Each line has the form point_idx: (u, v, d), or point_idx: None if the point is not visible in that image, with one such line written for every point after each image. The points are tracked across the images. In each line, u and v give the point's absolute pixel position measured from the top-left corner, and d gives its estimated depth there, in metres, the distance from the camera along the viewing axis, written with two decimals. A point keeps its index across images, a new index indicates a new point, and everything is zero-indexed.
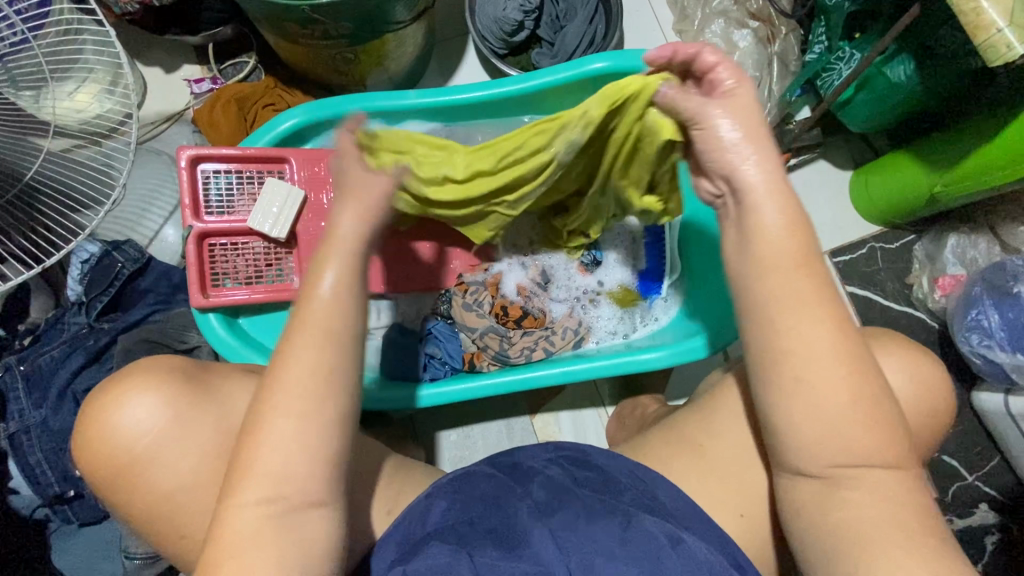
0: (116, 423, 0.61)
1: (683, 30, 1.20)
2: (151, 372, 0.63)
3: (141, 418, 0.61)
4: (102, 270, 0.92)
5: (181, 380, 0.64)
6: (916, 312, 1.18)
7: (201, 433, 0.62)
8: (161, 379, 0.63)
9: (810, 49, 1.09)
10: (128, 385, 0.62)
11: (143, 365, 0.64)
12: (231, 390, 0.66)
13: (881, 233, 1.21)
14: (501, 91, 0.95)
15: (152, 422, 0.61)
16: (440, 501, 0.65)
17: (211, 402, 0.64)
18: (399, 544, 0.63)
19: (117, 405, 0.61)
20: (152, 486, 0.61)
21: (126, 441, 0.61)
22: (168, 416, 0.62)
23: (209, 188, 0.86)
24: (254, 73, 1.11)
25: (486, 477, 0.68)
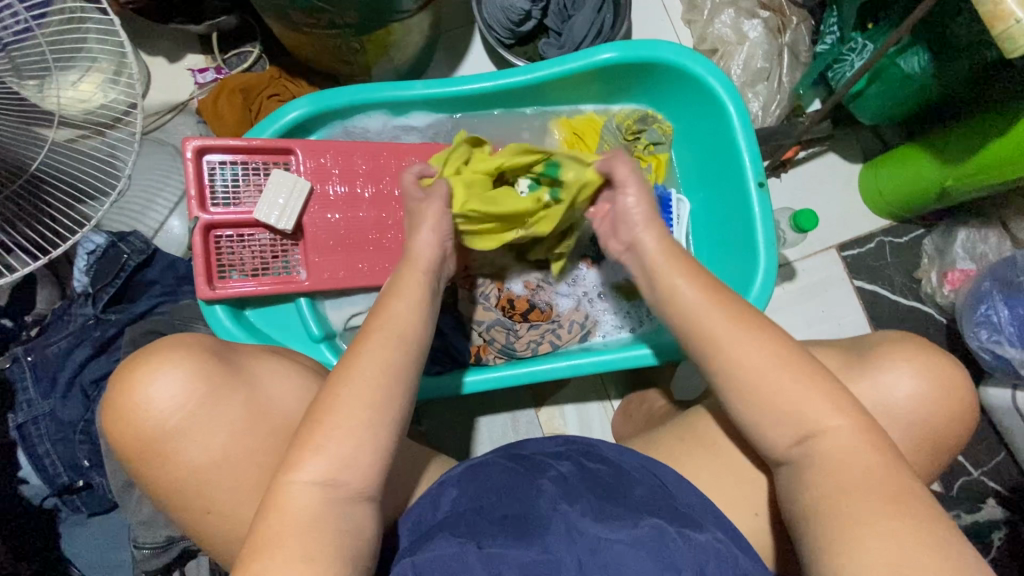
0: (145, 400, 0.60)
1: (692, 20, 1.18)
2: (180, 346, 0.63)
3: (167, 393, 0.60)
4: (108, 261, 0.91)
5: (210, 356, 0.63)
6: (924, 307, 1.18)
7: (228, 413, 0.62)
8: (189, 355, 0.62)
9: (821, 40, 1.06)
10: (158, 358, 0.61)
11: (170, 340, 0.63)
12: (260, 370, 0.65)
13: (891, 226, 1.20)
14: (508, 81, 0.94)
15: (179, 398, 0.60)
16: (451, 492, 0.66)
17: (240, 382, 0.63)
18: (408, 537, 0.63)
19: (146, 381, 0.60)
20: (182, 462, 0.61)
21: (151, 415, 0.60)
22: (194, 393, 0.61)
23: (215, 180, 0.85)
24: (259, 62, 1.11)
25: (502, 468, 0.68)
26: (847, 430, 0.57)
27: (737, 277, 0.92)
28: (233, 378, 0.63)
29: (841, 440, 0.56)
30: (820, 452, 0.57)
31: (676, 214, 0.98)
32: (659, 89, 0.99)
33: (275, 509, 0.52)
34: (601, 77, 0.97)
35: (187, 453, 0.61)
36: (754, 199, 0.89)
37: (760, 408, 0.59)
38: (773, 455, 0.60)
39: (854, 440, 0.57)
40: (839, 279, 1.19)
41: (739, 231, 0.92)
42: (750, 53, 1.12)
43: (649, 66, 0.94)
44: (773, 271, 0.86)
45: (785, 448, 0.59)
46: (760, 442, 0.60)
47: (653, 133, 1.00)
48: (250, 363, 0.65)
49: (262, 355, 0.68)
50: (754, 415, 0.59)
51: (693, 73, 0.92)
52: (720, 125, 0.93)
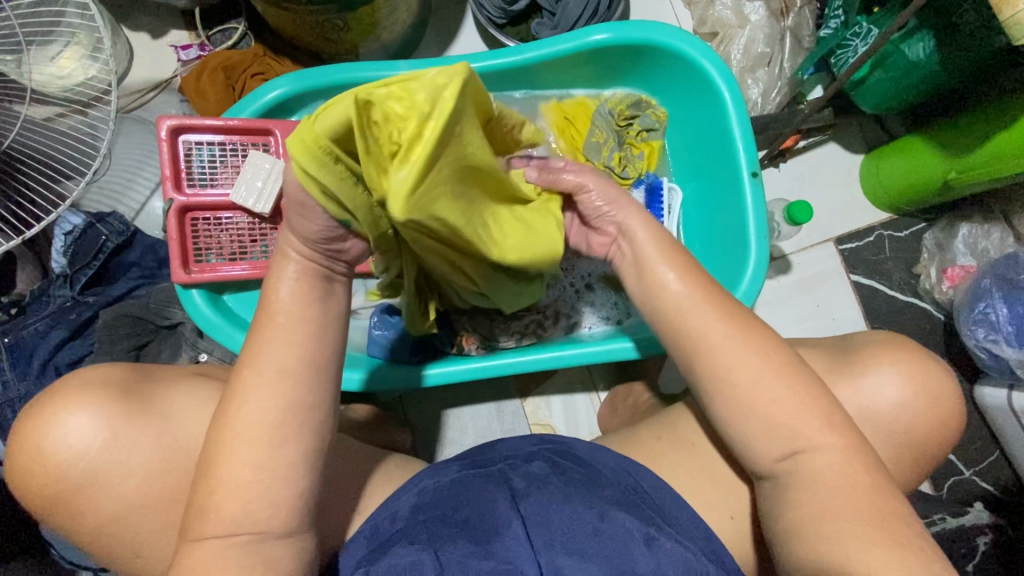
0: (44, 453, 0.58)
1: (692, 1, 1.14)
2: (87, 385, 0.61)
3: (75, 434, 0.59)
4: (87, 242, 0.90)
5: (120, 393, 0.62)
6: (922, 304, 1.15)
7: (135, 453, 0.60)
8: (96, 393, 0.61)
9: (826, 24, 1.05)
10: (63, 399, 0.60)
11: (54, 389, 0.62)
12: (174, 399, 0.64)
13: (890, 220, 1.17)
14: (496, 62, 0.91)
15: (88, 438, 0.59)
16: (409, 497, 0.66)
17: (148, 414, 0.62)
18: (368, 541, 0.63)
19: (40, 434, 0.59)
20: (95, 511, 0.59)
21: (60, 458, 0.58)
22: (107, 431, 0.59)
23: (192, 161, 0.83)
24: (243, 40, 1.08)
25: (460, 474, 0.68)
26: (820, 447, 0.55)
27: (726, 269, 0.89)
28: (144, 414, 0.62)
29: (817, 456, 0.55)
30: (808, 463, 0.55)
31: (667, 204, 0.96)
32: (651, 74, 0.95)
33: (223, 510, 0.51)
34: (593, 60, 0.93)
35: (108, 493, 0.59)
36: (747, 189, 0.86)
37: (732, 409, 0.57)
38: (749, 457, 0.58)
39: (824, 449, 0.55)
40: (835, 273, 1.16)
41: (734, 221, 0.88)
42: (752, 36, 1.08)
43: (642, 49, 0.91)
44: (764, 265, 0.83)
45: (758, 452, 0.57)
46: (733, 442, 0.59)
47: (647, 118, 0.97)
48: (158, 392, 0.64)
49: (173, 379, 0.67)
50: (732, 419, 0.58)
51: (686, 56, 0.89)
52: (713, 112, 0.90)
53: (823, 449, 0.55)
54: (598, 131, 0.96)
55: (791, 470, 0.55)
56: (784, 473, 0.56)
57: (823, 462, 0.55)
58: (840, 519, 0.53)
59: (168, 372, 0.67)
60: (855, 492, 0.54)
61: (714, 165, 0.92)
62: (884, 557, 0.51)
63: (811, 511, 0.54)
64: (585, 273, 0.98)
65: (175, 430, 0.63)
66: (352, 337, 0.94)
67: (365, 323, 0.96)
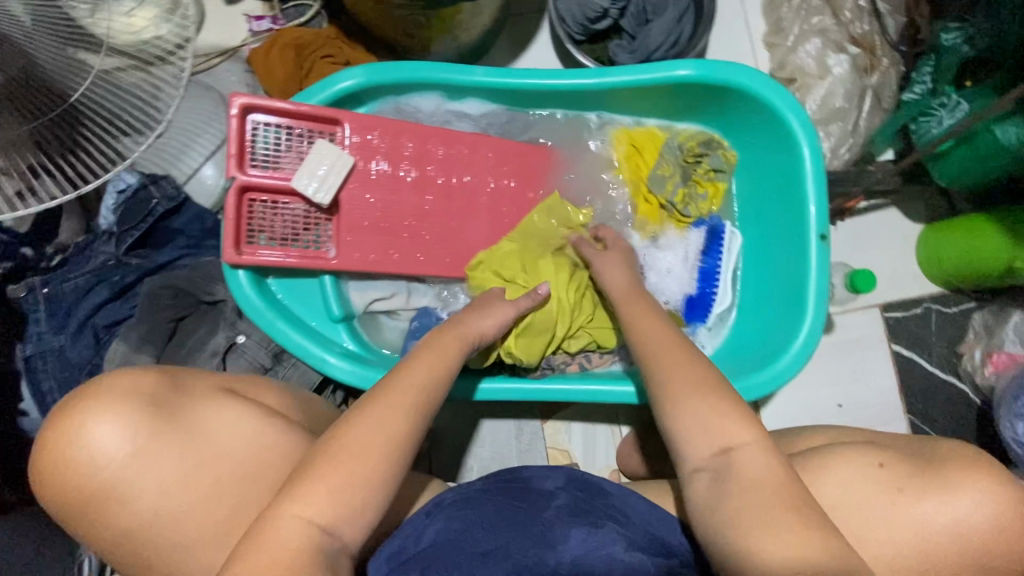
0: (73, 457, 0.59)
1: (774, 43, 1.12)
2: (118, 388, 0.62)
3: (106, 444, 0.59)
4: (137, 203, 0.90)
5: (147, 402, 0.62)
6: (959, 384, 1.13)
7: (160, 468, 0.60)
8: (122, 400, 0.61)
9: (911, 88, 1.02)
10: (79, 415, 0.59)
11: (90, 391, 0.62)
12: (200, 419, 0.64)
13: (941, 294, 1.14)
14: (573, 81, 0.89)
15: (118, 445, 0.59)
16: (438, 521, 0.65)
17: (177, 433, 0.62)
18: (387, 562, 0.62)
19: (70, 441, 0.59)
20: (111, 523, 0.59)
21: (88, 463, 0.59)
22: (134, 440, 0.60)
23: (258, 141, 0.81)
24: (317, 18, 1.06)
25: (489, 499, 0.68)
26: (749, 444, 0.58)
27: (776, 327, 0.88)
28: (171, 422, 0.62)
29: (742, 453, 0.57)
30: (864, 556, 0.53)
31: (726, 248, 0.94)
32: (726, 114, 0.93)
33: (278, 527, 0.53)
34: (671, 93, 0.91)
35: (133, 505, 0.59)
36: (812, 251, 0.83)
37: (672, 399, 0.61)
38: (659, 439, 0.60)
39: (756, 454, 0.57)
40: (877, 340, 1.13)
41: (793, 279, 0.86)
42: (831, 89, 1.06)
43: (723, 90, 0.88)
44: (819, 329, 0.82)
45: (686, 446, 0.60)
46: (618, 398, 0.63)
47: (717, 159, 0.94)
48: (188, 409, 0.64)
49: (211, 397, 0.67)
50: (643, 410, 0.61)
51: (766, 103, 0.86)
52: (784, 162, 0.88)
53: (751, 450, 0.57)
54: (664, 165, 0.94)
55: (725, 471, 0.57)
56: (719, 468, 0.57)
57: (752, 461, 0.57)
58: (787, 524, 0.53)
59: (198, 382, 0.67)
60: (772, 485, 0.55)
61: (778, 217, 0.90)
62: (819, 542, 0.52)
63: (738, 502, 0.55)
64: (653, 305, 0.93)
65: (211, 436, 0.63)
66: (388, 338, 0.91)
67: (404, 324, 0.92)
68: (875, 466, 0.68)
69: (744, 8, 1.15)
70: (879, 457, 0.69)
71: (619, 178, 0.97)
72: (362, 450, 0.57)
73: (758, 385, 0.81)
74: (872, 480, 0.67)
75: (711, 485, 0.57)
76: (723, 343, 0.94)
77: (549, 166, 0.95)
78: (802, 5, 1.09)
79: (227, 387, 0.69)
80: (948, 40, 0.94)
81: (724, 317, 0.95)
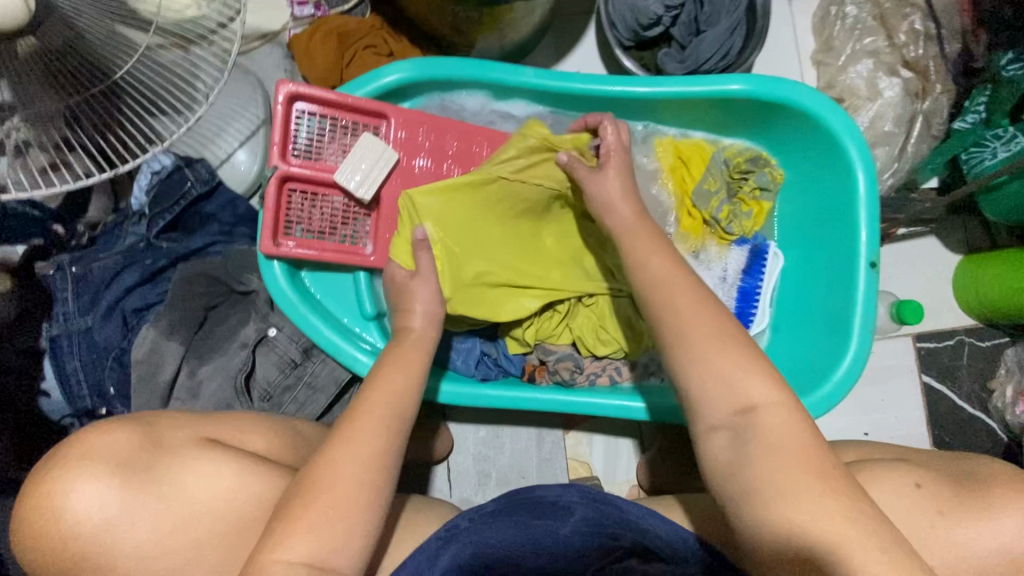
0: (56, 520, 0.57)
1: (824, 62, 1.09)
2: (94, 451, 0.59)
3: (87, 510, 0.57)
4: (170, 186, 0.88)
5: (123, 466, 0.59)
6: (988, 419, 1.12)
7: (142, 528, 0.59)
8: (99, 464, 0.58)
9: (962, 116, 1.00)
10: (56, 481, 0.57)
11: (64, 453, 0.59)
12: (180, 476, 0.62)
13: (975, 327, 1.12)
14: (625, 87, 0.87)
15: (98, 510, 0.57)
16: (453, 547, 0.67)
17: (158, 492, 0.60)
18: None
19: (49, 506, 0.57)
20: None
21: (72, 530, 0.57)
22: (114, 505, 0.58)
23: (300, 130, 0.80)
24: (360, 7, 1.04)
25: (506, 524, 0.70)
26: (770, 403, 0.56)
27: (818, 352, 0.86)
28: (150, 485, 0.60)
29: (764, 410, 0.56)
30: None
31: (768, 269, 0.92)
32: (778, 131, 0.90)
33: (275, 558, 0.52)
34: (723, 107, 0.89)
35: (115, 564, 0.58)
36: (861, 278, 0.82)
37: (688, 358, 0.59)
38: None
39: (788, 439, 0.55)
40: (907, 370, 1.12)
41: (838, 304, 0.85)
42: (880, 112, 1.04)
43: (778, 108, 0.86)
44: (864, 358, 0.80)
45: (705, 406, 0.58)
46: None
47: (765, 177, 0.91)
48: (166, 467, 0.62)
49: (193, 448, 0.64)
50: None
51: (823, 123, 0.84)
52: (836, 184, 0.86)
53: (775, 410, 0.56)
54: (711, 180, 0.92)
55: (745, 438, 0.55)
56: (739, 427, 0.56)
57: (774, 420, 0.56)
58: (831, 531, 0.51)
59: (176, 436, 0.64)
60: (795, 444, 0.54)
61: (826, 240, 0.88)
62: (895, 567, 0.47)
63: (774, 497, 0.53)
64: None
65: (196, 492, 0.62)
66: None
67: None
68: (914, 487, 0.67)
69: (796, 23, 1.13)
70: (916, 477, 0.68)
71: (661, 189, 0.94)
72: (377, 466, 0.58)
73: None
74: (907, 500, 0.66)
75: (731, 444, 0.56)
76: None
77: None
78: (856, 23, 1.07)
79: (207, 436, 0.66)
80: (1008, 71, 0.92)
81: (761, 338, 0.92)
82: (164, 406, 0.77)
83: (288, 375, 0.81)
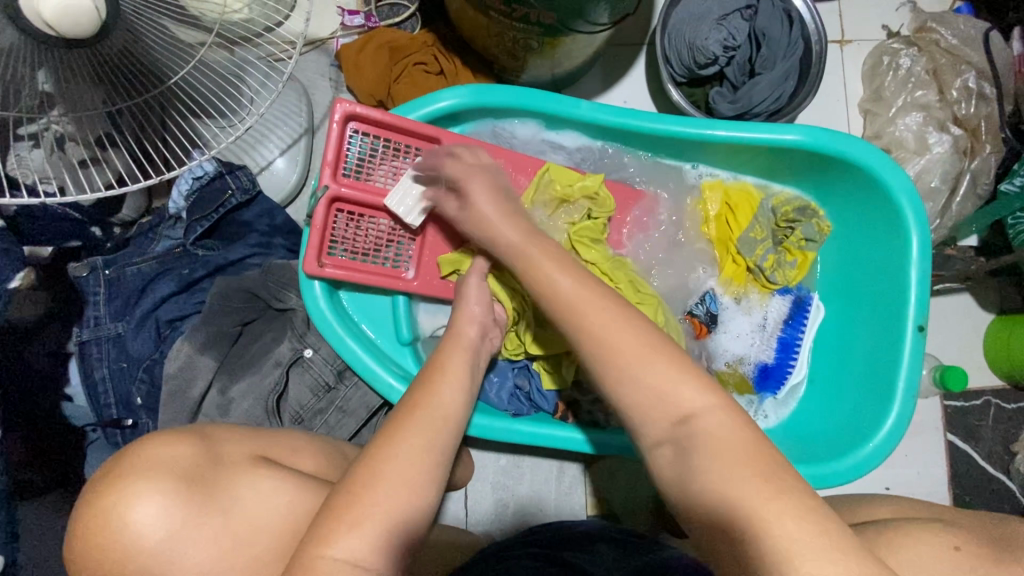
0: (125, 525, 0.55)
1: (873, 111, 1.08)
2: (159, 460, 0.58)
3: (147, 525, 0.55)
4: (211, 193, 0.86)
5: (187, 479, 0.58)
6: (1009, 482, 1.10)
7: (201, 545, 0.58)
8: (161, 476, 0.57)
9: (1010, 179, 0.98)
10: (127, 487, 0.56)
11: (139, 455, 0.58)
12: (241, 494, 0.61)
13: (1002, 389, 1.12)
14: (680, 129, 0.86)
15: (158, 526, 0.56)
16: None
17: (217, 509, 0.59)
18: None
19: (123, 508, 0.55)
20: None
21: (132, 548, 0.55)
22: (173, 521, 0.56)
23: (354, 150, 0.79)
24: (410, 21, 1.02)
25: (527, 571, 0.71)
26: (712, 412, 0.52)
27: (854, 410, 0.86)
28: (210, 503, 0.59)
29: (706, 420, 0.51)
30: None
31: (809, 321, 0.92)
32: (830, 184, 0.89)
33: (319, 564, 0.51)
34: (776, 156, 0.88)
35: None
36: (907, 341, 0.81)
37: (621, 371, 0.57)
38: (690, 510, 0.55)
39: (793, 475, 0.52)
40: (932, 427, 1.11)
41: (880, 365, 0.84)
42: (927, 167, 1.03)
43: (833, 162, 0.85)
44: (905, 424, 0.80)
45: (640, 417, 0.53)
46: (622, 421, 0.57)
47: (811, 228, 0.90)
48: (231, 481, 0.61)
49: (249, 466, 0.63)
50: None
51: (881, 181, 0.83)
52: (889, 244, 0.85)
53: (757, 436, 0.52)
54: (757, 227, 0.91)
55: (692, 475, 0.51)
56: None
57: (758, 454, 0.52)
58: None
59: (235, 449, 0.64)
60: None
61: (871, 298, 0.87)
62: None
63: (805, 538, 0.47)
64: (706, 351, 0.91)
65: (244, 515, 0.60)
66: None
67: None
68: (950, 548, 0.60)
69: (846, 70, 1.12)
70: (954, 539, 0.61)
71: (703, 234, 0.93)
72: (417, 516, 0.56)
73: (840, 472, 0.79)
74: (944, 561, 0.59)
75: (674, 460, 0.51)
76: (790, 414, 0.91)
77: (639, 208, 0.92)
78: (909, 76, 1.05)
79: (262, 454, 0.66)
80: None
81: (796, 390, 0.92)
82: (192, 421, 0.75)
83: (320, 399, 0.79)
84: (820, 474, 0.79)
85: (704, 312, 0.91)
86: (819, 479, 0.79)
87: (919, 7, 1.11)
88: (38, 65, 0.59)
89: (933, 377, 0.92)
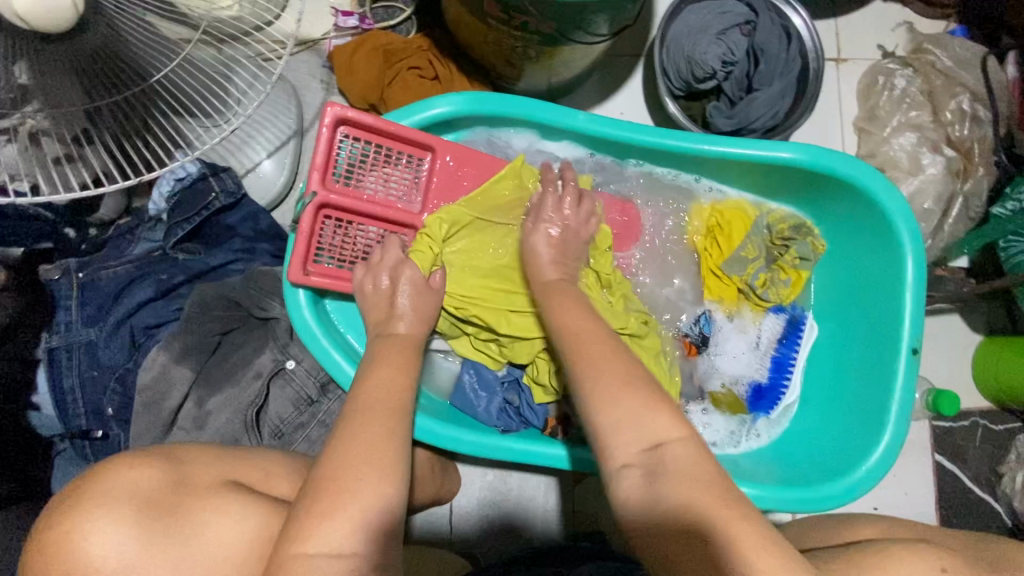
0: (79, 557, 0.52)
1: (867, 130, 1.08)
2: (112, 487, 0.56)
3: (103, 556, 0.53)
4: (193, 194, 0.82)
5: (146, 509, 0.56)
6: (995, 504, 1.10)
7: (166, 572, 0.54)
8: (118, 504, 0.55)
9: (1003, 201, 0.98)
10: (80, 517, 0.53)
11: (95, 487, 0.56)
12: (208, 515, 0.58)
13: (990, 410, 1.12)
14: (678, 143, 0.84)
15: (115, 555, 0.53)
16: None
17: (181, 533, 0.56)
18: None
19: (77, 538, 0.53)
20: None
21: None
22: (133, 551, 0.54)
23: (343, 155, 0.77)
24: (405, 25, 1.00)
25: None
26: (680, 434, 0.52)
27: (846, 432, 0.85)
28: (171, 532, 0.56)
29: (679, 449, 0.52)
30: None
31: (802, 339, 0.92)
32: (827, 202, 0.89)
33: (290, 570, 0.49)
34: (773, 173, 0.87)
35: None
36: (901, 365, 0.81)
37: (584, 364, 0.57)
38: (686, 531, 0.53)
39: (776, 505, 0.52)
40: (920, 447, 1.11)
41: (874, 388, 0.83)
42: (921, 187, 1.02)
43: (830, 181, 0.84)
44: (897, 449, 0.79)
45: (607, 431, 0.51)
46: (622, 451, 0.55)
47: (806, 246, 0.89)
48: (195, 507, 0.58)
49: (216, 489, 0.61)
50: (692, 480, 0.50)
51: (878, 202, 0.82)
52: (885, 266, 0.84)
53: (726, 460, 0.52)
54: (752, 245, 0.89)
55: (662, 487, 0.50)
56: None
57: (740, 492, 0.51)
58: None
59: (199, 474, 0.61)
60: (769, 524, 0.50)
61: (866, 319, 0.87)
62: None
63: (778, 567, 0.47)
64: (697, 373, 0.90)
65: (213, 544, 0.58)
66: (437, 381, 0.87)
67: (453, 366, 0.87)
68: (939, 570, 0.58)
69: (841, 89, 1.12)
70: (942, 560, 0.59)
71: (695, 250, 0.92)
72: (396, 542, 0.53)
73: (834, 496, 0.78)
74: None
75: (645, 487, 0.50)
76: (781, 433, 0.90)
77: (631, 221, 0.90)
78: (904, 97, 1.06)
79: (233, 479, 0.64)
80: None
81: (788, 409, 0.91)
82: (166, 434, 0.72)
83: (302, 412, 0.77)
84: (811, 498, 0.78)
85: (696, 334, 0.90)
86: (811, 504, 0.77)
87: (914, 28, 1.11)
88: (15, 59, 0.57)
89: (926, 400, 0.92)
